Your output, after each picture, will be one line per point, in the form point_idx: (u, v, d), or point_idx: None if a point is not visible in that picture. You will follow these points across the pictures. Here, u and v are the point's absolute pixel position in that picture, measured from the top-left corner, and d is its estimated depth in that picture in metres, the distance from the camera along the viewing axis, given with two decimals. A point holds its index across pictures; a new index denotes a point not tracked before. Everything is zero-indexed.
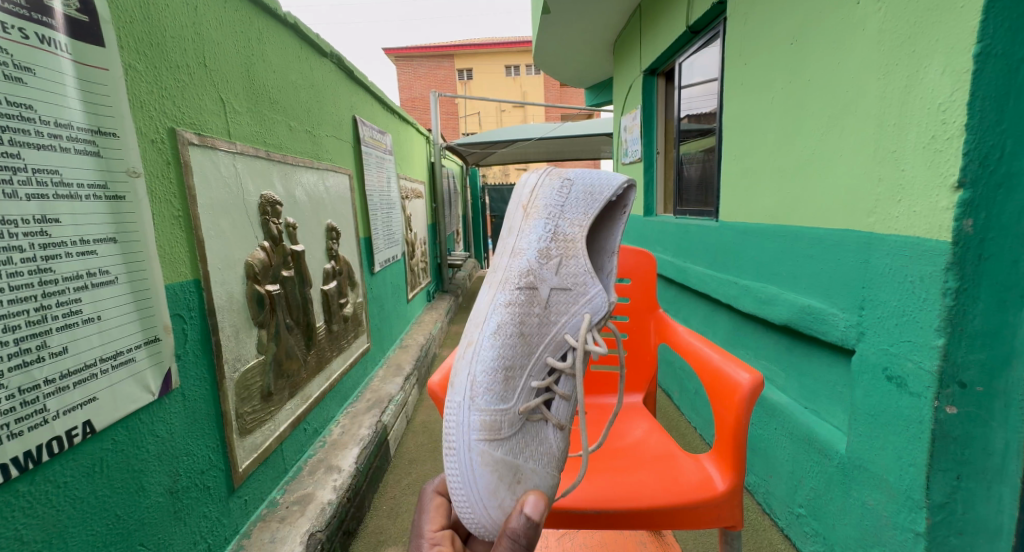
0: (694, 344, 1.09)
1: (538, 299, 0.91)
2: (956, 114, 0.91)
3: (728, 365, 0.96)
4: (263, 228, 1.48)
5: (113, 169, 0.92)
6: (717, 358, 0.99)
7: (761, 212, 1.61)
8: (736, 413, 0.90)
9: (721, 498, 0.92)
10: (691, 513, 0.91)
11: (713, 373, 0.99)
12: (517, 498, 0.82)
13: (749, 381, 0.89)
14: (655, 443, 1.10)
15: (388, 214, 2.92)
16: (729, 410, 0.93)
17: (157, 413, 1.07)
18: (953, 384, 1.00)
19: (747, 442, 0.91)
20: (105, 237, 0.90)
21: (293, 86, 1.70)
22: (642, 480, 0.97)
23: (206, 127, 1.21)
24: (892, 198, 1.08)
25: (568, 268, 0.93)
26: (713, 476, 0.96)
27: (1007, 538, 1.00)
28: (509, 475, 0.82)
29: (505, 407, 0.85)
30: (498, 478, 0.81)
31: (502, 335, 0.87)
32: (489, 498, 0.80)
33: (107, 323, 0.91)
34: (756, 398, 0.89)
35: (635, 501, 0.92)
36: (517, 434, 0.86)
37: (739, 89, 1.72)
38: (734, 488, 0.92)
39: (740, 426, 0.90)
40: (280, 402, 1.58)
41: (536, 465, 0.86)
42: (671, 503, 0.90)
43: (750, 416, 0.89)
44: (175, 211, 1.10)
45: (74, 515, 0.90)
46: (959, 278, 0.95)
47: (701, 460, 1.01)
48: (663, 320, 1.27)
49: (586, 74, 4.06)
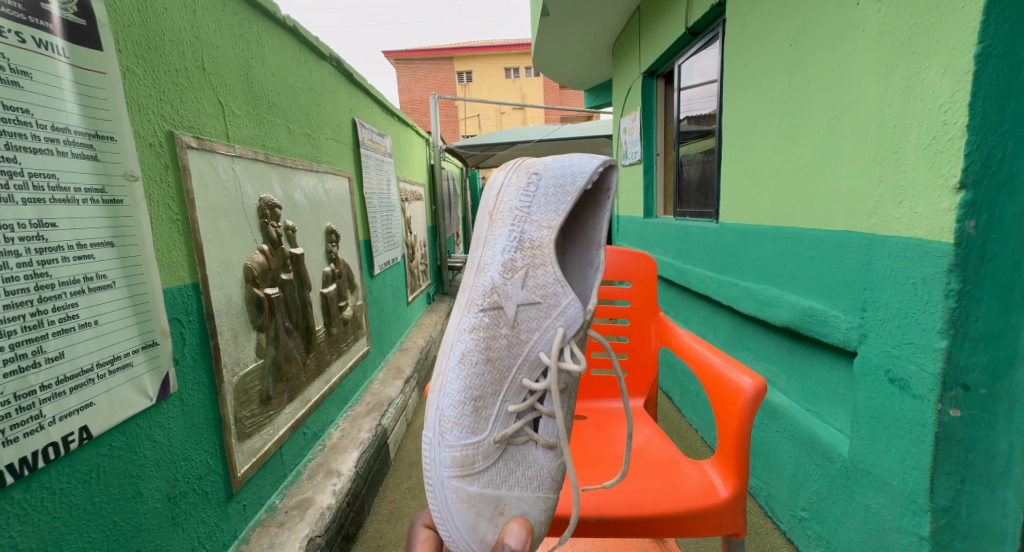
0: (695, 349, 1.08)
1: (505, 316, 0.83)
2: (957, 115, 0.91)
3: (729, 370, 0.95)
4: (262, 231, 1.48)
5: (110, 172, 0.92)
6: (718, 363, 0.99)
7: (761, 213, 1.61)
8: (738, 419, 0.89)
9: (723, 505, 0.91)
10: (692, 520, 0.90)
11: (715, 378, 0.98)
12: (499, 530, 0.79)
13: (751, 387, 0.88)
14: (656, 448, 1.10)
15: (388, 216, 2.91)
16: (731, 415, 0.92)
17: (155, 418, 1.06)
18: (956, 387, 1.00)
19: (749, 449, 0.90)
20: (102, 241, 0.89)
21: (292, 88, 1.70)
22: (642, 486, 0.96)
23: (204, 130, 1.21)
24: (893, 200, 1.07)
25: (536, 279, 0.83)
26: (716, 483, 0.95)
27: (1012, 542, 0.99)
28: (489, 508, 0.78)
29: (477, 439, 0.79)
30: (477, 513, 0.78)
31: (466, 362, 0.80)
32: (469, 534, 0.77)
33: (104, 328, 0.90)
34: (758, 404, 0.88)
35: (635, 508, 0.91)
36: (496, 465, 0.81)
37: (739, 90, 1.72)
38: (735, 495, 0.92)
39: (742, 432, 0.89)
40: (279, 405, 1.57)
41: (520, 492, 0.82)
42: (671, 510, 0.90)
43: (753, 422, 0.88)
44: (174, 215, 1.10)
45: (70, 522, 0.89)
46: (961, 279, 0.95)
47: (703, 466, 1.00)
48: (664, 324, 1.26)
49: (586, 76, 4.06)
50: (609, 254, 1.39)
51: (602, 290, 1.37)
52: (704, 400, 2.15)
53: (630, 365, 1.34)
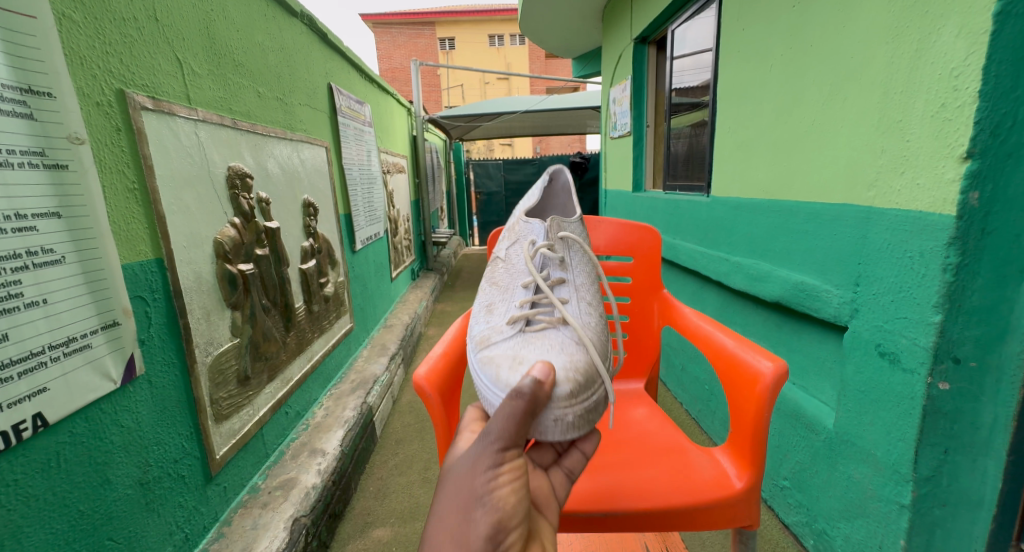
0: (704, 331, 1.04)
1: (499, 264, 1.08)
2: (970, 79, 0.86)
3: (746, 353, 0.91)
4: (233, 203, 1.39)
5: (50, 134, 0.82)
6: (732, 345, 0.94)
7: (754, 186, 1.56)
8: (757, 405, 0.85)
9: (737, 497, 0.88)
10: (702, 512, 0.87)
11: (728, 360, 0.94)
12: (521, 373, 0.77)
13: (771, 371, 0.84)
14: (660, 433, 1.05)
15: (369, 190, 2.80)
16: (750, 402, 0.88)
17: (120, 402, 1.00)
18: (947, 360, 0.99)
19: (768, 437, 0.86)
20: (46, 212, 0.81)
21: (261, 48, 1.58)
22: (650, 475, 0.93)
23: (161, 90, 1.10)
24: (894, 170, 1.03)
25: (514, 233, 1.10)
26: (729, 472, 0.91)
27: (989, 508, 1.01)
28: (510, 357, 0.81)
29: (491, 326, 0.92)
30: (498, 365, 0.80)
31: (484, 291, 1.03)
32: (496, 385, 0.78)
33: (55, 308, 0.83)
34: (778, 389, 0.85)
35: (645, 501, 0.87)
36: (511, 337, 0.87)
37: (733, 57, 1.64)
38: (750, 486, 0.88)
39: (761, 419, 0.86)
40: (258, 386, 1.51)
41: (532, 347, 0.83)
42: (681, 502, 0.86)
43: (772, 408, 0.85)
44: (130, 183, 1.00)
45: (29, 513, 0.84)
46: (960, 253, 0.92)
47: (712, 453, 0.97)
48: (668, 301, 1.21)
49: (575, 44, 3.92)
50: (610, 227, 1.33)
51: (603, 266, 1.30)
52: (690, 375, 2.15)
53: (631, 346, 1.30)
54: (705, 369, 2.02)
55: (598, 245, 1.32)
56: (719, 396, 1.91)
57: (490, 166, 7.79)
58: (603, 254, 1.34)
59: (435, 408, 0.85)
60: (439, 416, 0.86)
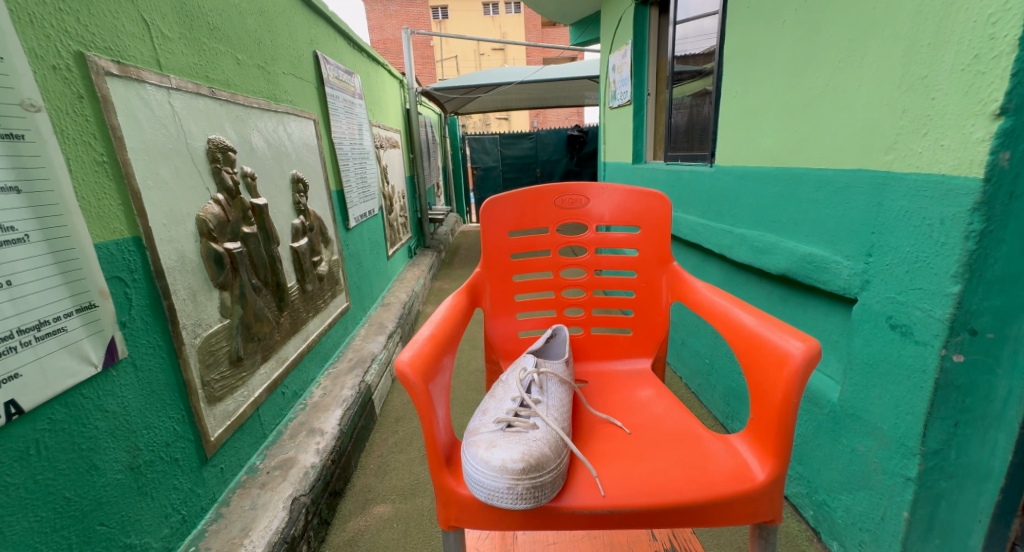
0: (717, 305, 0.99)
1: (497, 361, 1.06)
2: (1009, 26, 0.78)
3: (770, 332, 0.85)
4: (216, 179, 1.32)
5: (3, 101, 0.76)
6: (754, 323, 0.89)
7: (760, 153, 1.49)
8: (785, 389, 0.79)
9: (759, 490, 0.82)
10: (722, 506, 0.81)
11: (749, 340, 0.89)
12: (504, 474, 0.76)
13: (802, 351, 0.78)
14: (674, 420, 0.99)
15: (361, 164, 2.72)
16: (774, 388, 0.82)
17: (104, 387, 0.96)
18: (963, 331, 0.96)
19: (794, 426, 0.80)
20: (4, 186, 0.75)
21: (237, 11, 1.48)
22: (663, 467, 0.86)
23: (127, 54, 1.02)
24: (916, 131, 0.96)
25: None
26: (749, 463, 0.85)
27: (997, 480, 0.99)
28: (489, 426, 0.87)
29: (483, 418, 0.90)
30: (484, 459, 0.79)
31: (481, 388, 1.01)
32: (484, 479, 0.77)
33: (21, 290, 0.78)
34: (809, 372, 0.79)
35: (658, 496, 0.80)
36: (498, 432, 0.85)
37: (741, 15, 1.54)
38: (772, 478, 0.82)
39: (788, 405, 0.80)
40: (251, 367, 1.47)
41: (511, 426, 0.86)
42: (699, 496, 0.80)
43: (800, 394, 0.79)
44: (98, 155, 0.94)
45: (10, 503, 0.80)
46: (985, 219, 0.87)
47: (729, 442, 0.91)
48: (678, 278, 1.14)
49: (572, 9, 3.76)
50: (615, 196, 1.22)
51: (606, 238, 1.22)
52: (690, 349, 2.13)
53: (637, 323, 1.24)
54: (705, 343, 2.00)
55: (600, 215, 1.23)
56: (720, 369, 1.88)
57: (486, 140, 7.63)
58: (608, 225, 1.24)
59: (420, 394, 0.79)
60: (425, 403, 0.80)
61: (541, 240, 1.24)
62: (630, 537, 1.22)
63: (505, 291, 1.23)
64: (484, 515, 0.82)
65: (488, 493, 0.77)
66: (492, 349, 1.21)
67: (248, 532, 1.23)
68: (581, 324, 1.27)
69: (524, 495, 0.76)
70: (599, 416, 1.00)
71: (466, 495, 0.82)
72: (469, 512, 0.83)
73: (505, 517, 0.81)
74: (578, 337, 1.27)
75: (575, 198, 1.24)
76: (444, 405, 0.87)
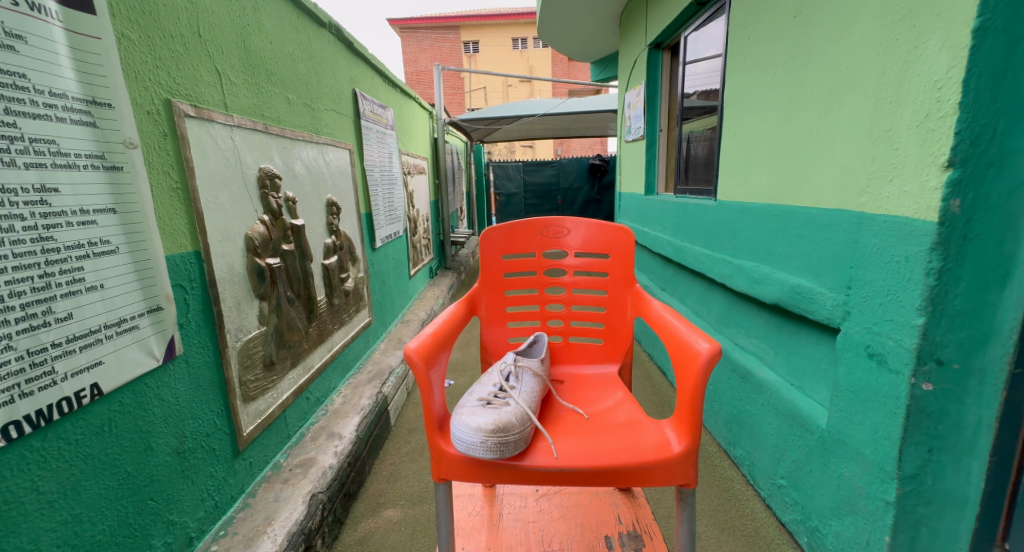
0: (661, 315, 1.10)
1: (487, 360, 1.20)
2: (952, 91, 0.88)
3: (692, 336, 0.96)
4: (263, 202, 1.50)
5: (110, 139, 0.94)
6: (682, 330, 0.99)
7: (756, 191, 1.60)
8: (692, 382, 0.90)
9: (674, 460, 0.91)
10: (642, 472, 0.90)
11: (678, 344, 0.99)
12: (477, 430, 0.90)
13: (707, 351, 0.89)
14: (625, 411, 1.09)
15: (389, 190, 2.92)
16: (689, 379, 0.93)
17: (162, 378, 1.12)
18: (930, 361, 1.03)
19: (702, 412, 0.90)
20: (104, 207, 0.92)
21: (291, 57, 1.69)
22: (601, 441, 0.96)
23: (202, 99, 1.22)
24: (884, 178, 1.06)
25: None
26: (670, 439, 0.95)
27: (972, 508, 1.05)
28: (471, 401, 1.00)
29: (468, 396, 1.04)
30: (463, 419, 0.93)
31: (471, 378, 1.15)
32: (461, 435, 0.91)
33: (110, 291, 0.94)
34: (713, 368, 0.89)
35: (592, 459, 0.91)
36: (477, 404, 0.98)
37: (738, 65, 1.67)
38: (687, 451, 0.92)
39: (696, 395, 0.90)
40: (282, 371, 1.62)
41: (489, 402, 0.99)
42: (624, 462, 0.90)
43: (706, 384, 0.89)
44: (174, 183, 1.12)
45: (87, 469, 0.95)
46: (943, 258, 0.96)
47: (660, 424, 1.00)
48: (640, 296, 1.25)
49: (593, 49, 3.98)
50: (588, 227, 1.35)
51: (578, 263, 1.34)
52: None
53: (606, 335, 1.35)
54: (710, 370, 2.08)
55: (577, 243, 1.36)
56: (724, 396, 1.97)
57: (509, 167, 7.88)
58: (582, 252, 1.37)
59: (421, 375, 0.93)
60: (424, 383, 0.94)
61: (528, 263, 1.37)
62: (598, 521, 1.31)
63: (495, 303, 1.36)
64: (462, 473, 0.94)
65: (465, 448, 0.90)
66: (485, 352, 1.34)
67: (270, 521, 1.35)
68: (560, 333, 1.38)
69: (492, 449, 0.89)
70: (565, 406, 1.11)
71: (453, 454, 0.94)
72: (450, 470, 0.94)
73: (479, 474, 0.93)
74: (556, 345, 1.37)
75: (558, 229, 1.37)
76: (440, 387, 1.01)
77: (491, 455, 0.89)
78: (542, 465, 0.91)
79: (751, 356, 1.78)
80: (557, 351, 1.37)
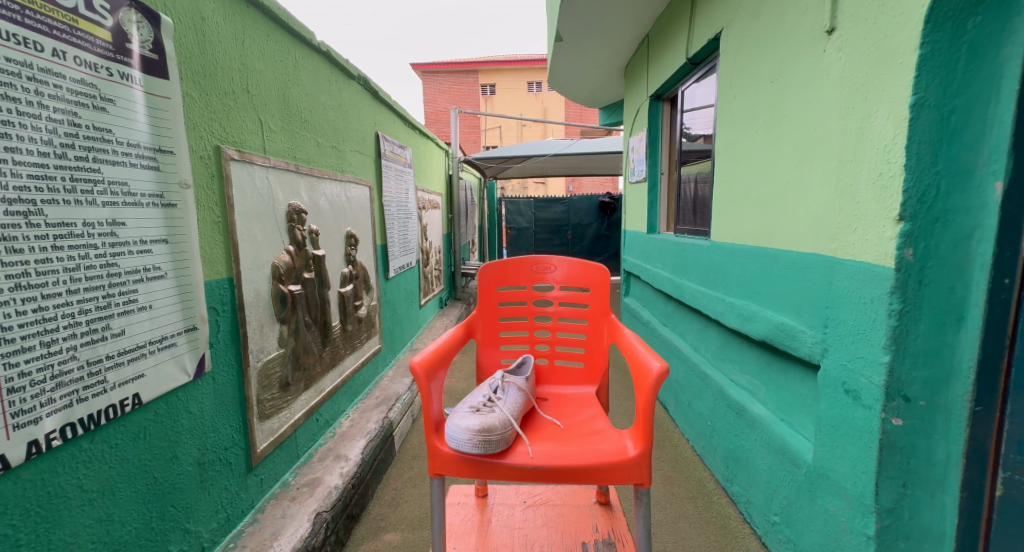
0: (627, 339, 1.21)
1: None
2: (898, 155, 1.00)
3: (648, 356, 1.06)
4: (290, 234, 1.65)
5: (169, 181, 1.09)
6: (642, 351, 1.10)
7: (745, 233, 1.71)
8: (644, 395, 0.99)
9: (628, 463, 0.99)
10: (600, 471, 0.99)
11: (637, 363, 1.09)
12: (465, 427, 1.01)
13: (657, 368, 0.99)
14: (597, 424, 1.18)
15: (405, 223, 3.09)
16: (644, 392, 1.02)
17: (191, 392, 1.23)
18: (898, 398, 1.09)
19: (653, 421, 0.99)
20: (159, 238, 1.07)
21: (323, 106, 1.88)
22: (569, 445, 1.05)
23: (245, 145, 1.39)
24: (850, 227, 1.16)
25: None
26: (628, 445, 1.04)
27: (948, 543, 1.08)
28: (464, 406, 1.12)
29: (461, 403, 1.15)
30: (455, 419, 1.04)
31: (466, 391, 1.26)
32: (452, 432, 1.02)
33: (157, 311, 1.07)
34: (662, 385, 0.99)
35: (559, 459, 1.00)
36: (468, 409, 1.10)
37: (727, 119, 1.82)
38: (642, 455, 1.00)
39: (647, 406, 0.99)
40: (296, 392, 1.73)
41: (478, 408, 1.09)
42: (585, 462, 0.99)
43: (656, 398, 0.98)
44: (215, 217, 1.27)
45: (123, 473, 1.05)
46: (902, 300, 1.05)
47: (622, 435, 1.09)
48: (614, 325, 1.35)
49: (602, 96, 4.21)
50: (570, 263, 1.47)
51: (561, 296, 1.46)
52: (695, 411, 2.27)
53: (586, 358, 1.45)
54: (708, 406, 2.13)
55: (560, 278, 1.48)
56: (721, 431, 2.02)
57: (521, 203, 8.08)
58: (565, 286, 1.48)
59: (422, 386, 1.04)
60: (425, 394, 1.04)
61: (517, 294, 1.48)
62: (578, 527, 1.38)
63: (488, 329, 1.46)
64: (452, 470, 1.03)
65: (455, 444, 1.01)
66: (479, 372, 1.45)
67: (277, 536, 1.43)
68: (546, 356, 1.48)
69: (477, 445, 0.99)
70: (545, 419, 1.21)
71: (446, 451, 1.03)
72: (442, 468, 1.04)
73: (467, 472, 1.02)
74: (541, 367, 1.47)
75: (545, 265, 1.49)
76: (439, 398, 1.11)
77: (476, 451, 1.00)
78: (521, 460, 1.00)
79: (744, 392, 1.84)
80: (542, 372, 1.47)
